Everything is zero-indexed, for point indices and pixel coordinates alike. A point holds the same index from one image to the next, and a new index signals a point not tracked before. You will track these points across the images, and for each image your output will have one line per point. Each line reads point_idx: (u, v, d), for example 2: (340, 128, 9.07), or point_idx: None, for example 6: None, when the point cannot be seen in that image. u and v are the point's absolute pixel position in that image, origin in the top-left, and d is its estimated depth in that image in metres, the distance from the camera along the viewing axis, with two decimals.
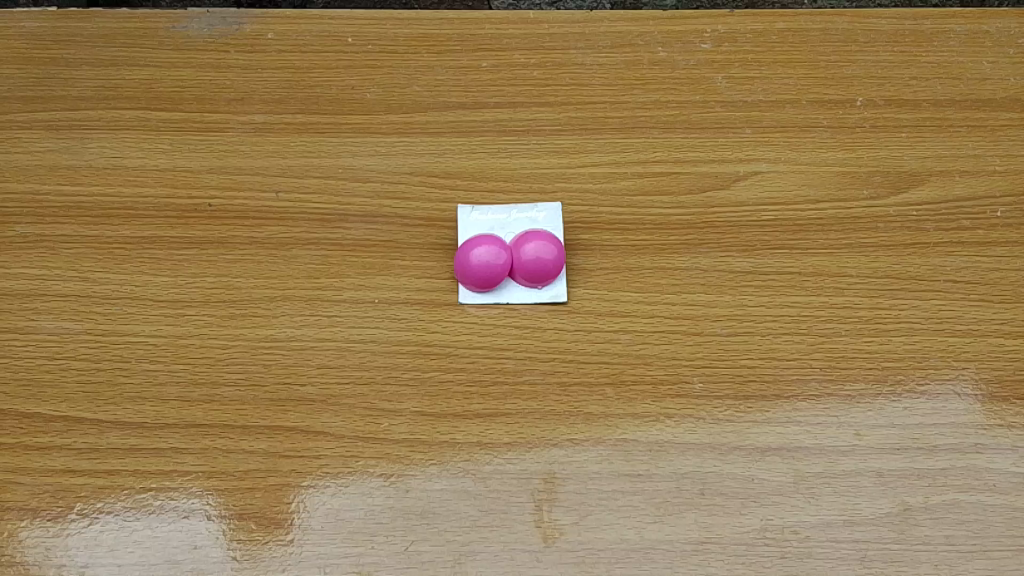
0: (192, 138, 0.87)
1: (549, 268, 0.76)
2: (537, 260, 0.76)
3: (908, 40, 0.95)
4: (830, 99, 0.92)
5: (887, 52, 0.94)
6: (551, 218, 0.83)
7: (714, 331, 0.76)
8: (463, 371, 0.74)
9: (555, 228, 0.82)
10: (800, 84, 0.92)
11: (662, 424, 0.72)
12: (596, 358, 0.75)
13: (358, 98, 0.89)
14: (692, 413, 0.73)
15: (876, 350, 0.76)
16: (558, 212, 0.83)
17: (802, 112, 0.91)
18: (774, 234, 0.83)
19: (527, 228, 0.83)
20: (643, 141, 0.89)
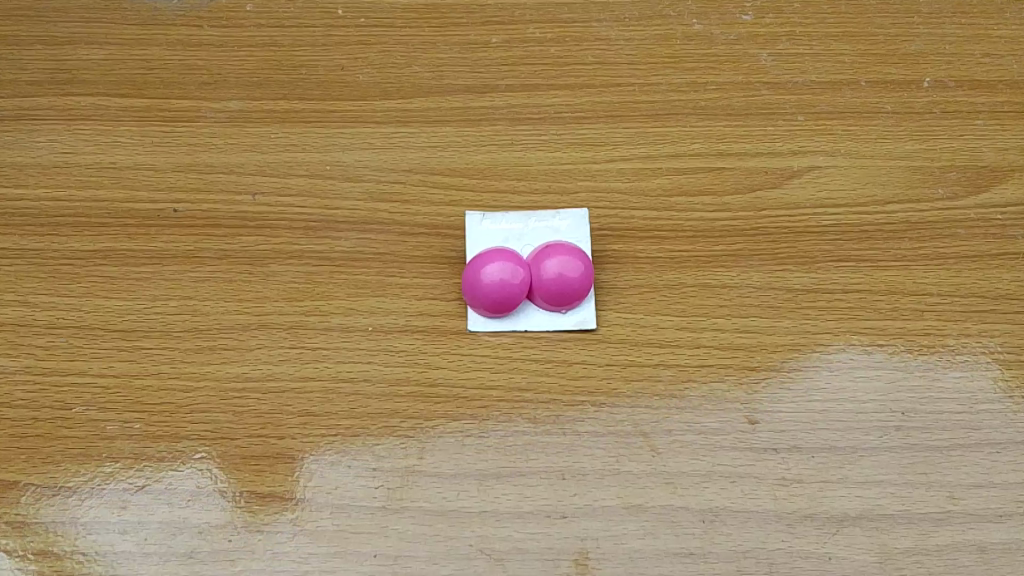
0: (154, 130, 0.75)
1: (574, 287, 0.64)
2: (560, 277, 0.64)
3: (979, 11, 0.82)
4: (892, 81, 0.79)
5: (955, 25, 0.81)
6: (575, 228, 0.70)
7: (770, 366, 0.64)
8: (472, 417, 0.62)
9: (581, 239, 0.70)
10: (857, 62, 0.79)
11: (716, 487, 0.60)
12: (632, 400, 0.62)
13: (346, 80, 0.77)
14: (753, 474, 0.60)
15: (964, 389, 0.64)
16: (584, 220, 0.70)
17: (861, 96, 0.78)
18: (835, 243, 0.71)
19: (547, 240, 0.70)
20: (679, 131, 0.76)
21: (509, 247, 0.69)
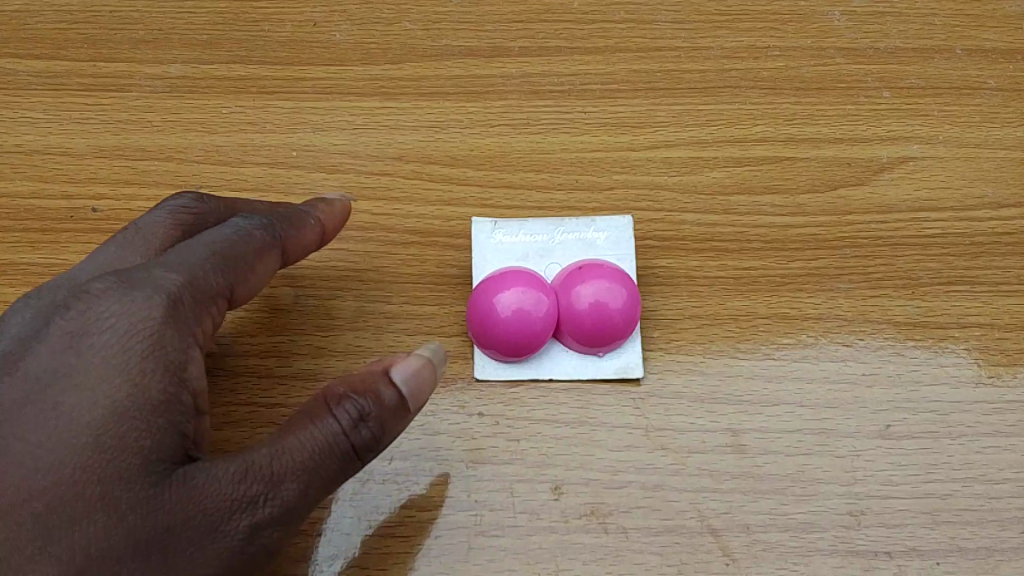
0: (72, 102, 0.59)
1: (617, 320, 0.48)
2: (598, 306, 0.48)
3: None
4: (993, 49, 0.62)
5: None
6: (615, 242, 0.54)
7: (873, 432, 0.49)
8: (481, 507, 0.47)
9: (622, 257, 0.54)
10: (949, 23, 0.62)
11: None
12: (693, 481, 0.47)
13: (316, 39, 0.60)
14: None
15: None
16: (627, 232, 0.54)
17: (957, 67, 0.61)
18: (942, 260, 0.55)
19: (579, 258, 0.54)
20: (737, 109, 0.59)
21: (528, 267, 0.54)
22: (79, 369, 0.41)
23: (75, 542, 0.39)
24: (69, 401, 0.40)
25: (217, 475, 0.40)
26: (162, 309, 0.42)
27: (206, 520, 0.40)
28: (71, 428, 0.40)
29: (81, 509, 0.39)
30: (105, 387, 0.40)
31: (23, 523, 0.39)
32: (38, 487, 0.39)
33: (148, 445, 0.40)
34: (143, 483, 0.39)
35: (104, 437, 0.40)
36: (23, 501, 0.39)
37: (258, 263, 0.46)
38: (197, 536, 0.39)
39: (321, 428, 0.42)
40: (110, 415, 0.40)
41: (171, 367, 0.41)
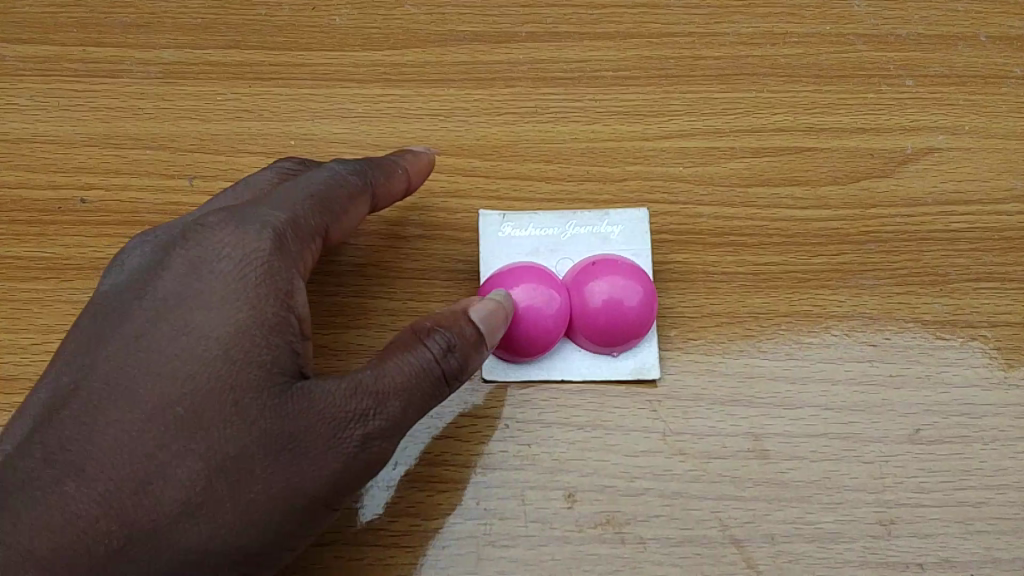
0: (60, 87, 0.56)
1: (632, 318, 0.46)
2: (612, 303, 0.46)
3: None
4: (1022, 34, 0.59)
5: None
6: (630, 236, 0.51)
7: (902, 437, 0.46)
8: (491, 515, 0.44)
9: (638, 253, 0.51)
10: (976, 7, 0.59)
11: None
12: (714, 487, 0.45)
13: (314, 23, 0.57)
14: None
15: None
16: (643, 226, 0.52)
17: (980, 57, 0.58)
18: (969, 256, 0.53)
19: (592, 253, 0.51)
20: (755, 97, 0.57)
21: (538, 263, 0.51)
22: (200, 289, 0.41)
23: (206, 451, 0.39)
24: (192, 319, 0.41)
25: (326, 391, 0.41)
26: (270, 239, 0.42)
27: (320, 431, 0.40)
28: (193, 348, 0.40)
29: (209, 420, 0.40)
30: (226, 306, 0.41)
31: (152, 436, 0.40)
32: (165, 401, 0.40)
33: (268, 360, 0.40)
34: (264, 394, 0.40)
35: (227, 352, 0.40)
36: (152, 415, 0.40)
37: (353, 205, 0.46)
38: (314, 445, 0.40)
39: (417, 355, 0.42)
40: (230, 333, 0.40)
41: (281, 292, 0.41)
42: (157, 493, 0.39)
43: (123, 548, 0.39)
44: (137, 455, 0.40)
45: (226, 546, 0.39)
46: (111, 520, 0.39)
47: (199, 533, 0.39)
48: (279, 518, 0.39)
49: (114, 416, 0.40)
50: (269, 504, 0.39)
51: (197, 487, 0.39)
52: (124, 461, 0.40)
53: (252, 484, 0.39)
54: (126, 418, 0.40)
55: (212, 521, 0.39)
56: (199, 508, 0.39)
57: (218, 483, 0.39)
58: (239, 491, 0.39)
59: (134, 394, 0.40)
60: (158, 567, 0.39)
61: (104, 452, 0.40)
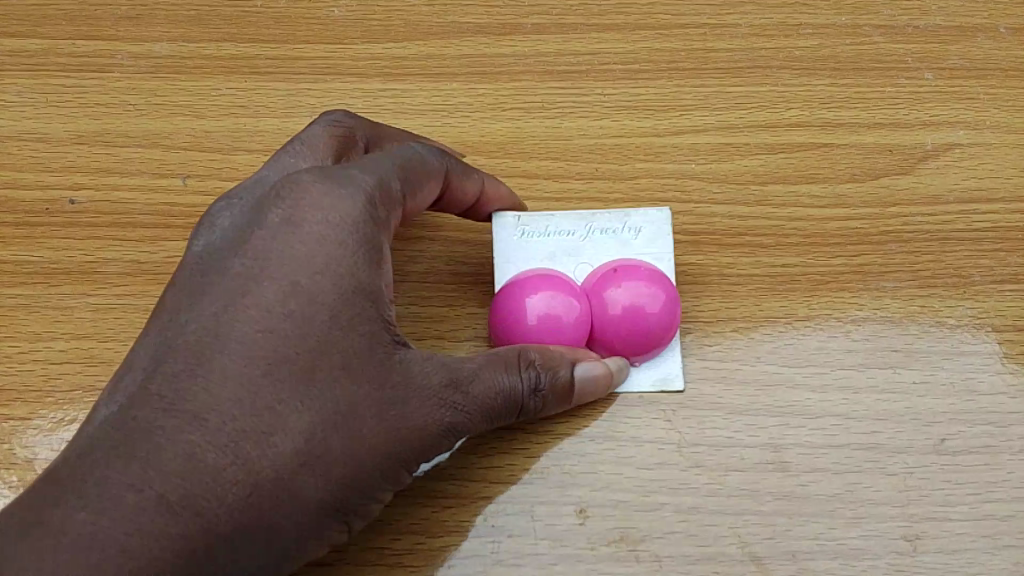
0: (48, 83, 0.54)
1: (654, 327, 0.44)
2: (633, 311, 0.44)
3: None
4: None
5: None
6: (652, 239, 0.48)
7: (928, 448, 0.45)
8: (499, 533, 0.43)
9: (660, 257, 0.48)
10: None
11: None
12: (732, 502, 0.43)
13: (312, 15, 0.55)
14: None
15: None
16: (666, 228, 0.48)
17: (1005, 46, 0.56)
18: (993, 256, 0.51)
19: (611, 258, 0.48)
20: (769, 91, 0.55)
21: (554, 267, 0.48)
22: (308, 242, 0.39)
23: (324, 406, 0.37)
24: (300, 275, 0.38)
25: (429, 363, 0.40)
26: (367, 203, 0.40)
27: (425, 402, 0.39)
28: (301, 304, 0.38)
29: (324, 376, 0.38)
30: (339, 263, 0.39)
31: (267, 390, 0.37)
32: (281, 354, 0.37)
33: (370, 330, 0.39)
34: (376, 355, 0.39)
35: (340, 310, 0.38)
36: (267, 368, 0.37)
37: (428, 187, 0.44)
38: (420, 413, 0.39)
39: (520, 371, 0.41)
40: (343, 291, 0.38)
41: (376, 259, 0.40)
42: (275, 448, 0.37)
43: (243, 501, 0.36)
44: (252, 409, 0.37)
45: (339, 500, 0.38)
46: (230, 472, 0.36)
47: (318, 485, 0.37)
48: (385, 476, 0.39)
49: (224, 368, 0.37)
50: (379, 463, 0.38)
51: (315, 444, 0.37)
52: (239, 414, 0.37)
53: (366, 445, 0.38)
54: (238, 370, 0.37)
55: (326, 477, 0.37)
56: (315, 463, 0.37)
57: (335, 438, 0.37)
58: (353, 448, 0.37)
59: (246, 346, 0.37)
60: (276, 521, 0.36)
61: (217, 405, 0.37)
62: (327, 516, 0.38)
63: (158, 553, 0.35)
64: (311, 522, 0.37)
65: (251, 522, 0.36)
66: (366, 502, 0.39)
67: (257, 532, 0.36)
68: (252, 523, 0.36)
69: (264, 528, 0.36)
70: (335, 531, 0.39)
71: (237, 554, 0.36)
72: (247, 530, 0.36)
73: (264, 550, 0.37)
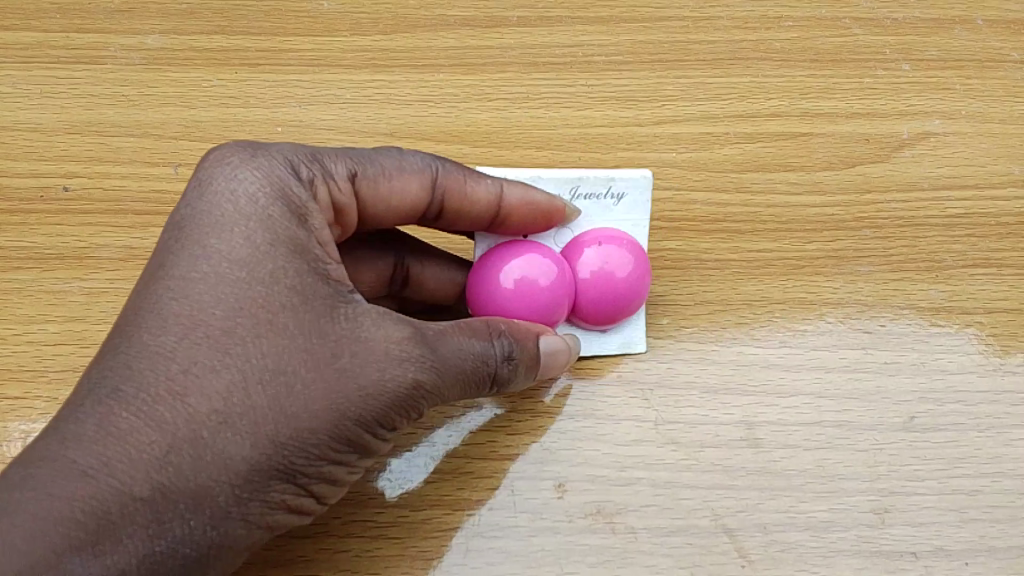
0: (44, 76, 0.56)
1: (625, 278, 0.45)
2: (603, 278, 0.45)
3: None
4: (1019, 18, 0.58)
5: None
6: (631, 207, 0.47)
7: (896, 424, 0.46)
8: (480, 506, 0.44)
9: (637, 223, 0.48)
10: None
11: None
12: (706, 479, 0.45)
13: (301, 8, 0.57)
14: None
15: None
16: (646, 195, 0.47)
17: (977, 43, 0.58)
18: (966, 241, 0.52)
19: (590, 222, 0.48)
20: (749, 81, 0.56)
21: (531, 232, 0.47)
22: (230, 204, 0.38)
23: (246, 360, 0.36)
24: (214, 237, 0.37)
25: (376, 320, 0.38)
26: (288, 166, 0.40)
27: (367, 356, 0.37)
28: (218, 264, 0.37)
29: (245, 333, 0.36)
30: (256, 222, 0.38)
31: (182, 352, 0.36)
32: (197, 316, 0.36)
33: (297, 283, 0.37)
34: (311, 312, 0.37)
35: (258, 266, 0.37)
36: (184, 331, 0.36)
37: (398, 177, 0.42)
38: (362, 369, 0.37)
39: (473, 339, 0.40)
40: (262, 246, 0.37)
41: (295, 213, 0.38)
42: (194, 406, 0.35)
43: (163, 463, 0.34)
44: (166, 372, 0.35)
45: (273, 458, 0.35)
46: (148, 434, 0.34)
47: (247, 441, 0.35)
48: (327, 433, 0.36)
49: (139, 337, 0.36)
50: (317, 420, 0.36)
51: (236, 399, 0.35)
52: (153, 377, 0.35)
53: (298, 398, 0.36)
54: (153, 337, 0.36)
55: (253, 433, 0.35)
56: (238, 420, 0.35)
57: (262, 395, 0.35)
58: (283, 402, 0.36)
59: (164, 311, 0.36)
60: (201, 480, 0.34)
61: (133, 370, 0.35)
62: (263, 476, 0.35)
63: (71, 513, 0.33)
64: (247, 483, 0.35)
65: (174, 484, 0.34)
66: (313, 463, 0.37)
67: (180, 492, 0.34)
68: (172, 486, 0.34)
69: (190, 488, 0.34)
70: (278, 494, 0.36)
71: (163, 519, 0.34)
72: (169, 492, 0.34)
73: (192, 513, 0.34)
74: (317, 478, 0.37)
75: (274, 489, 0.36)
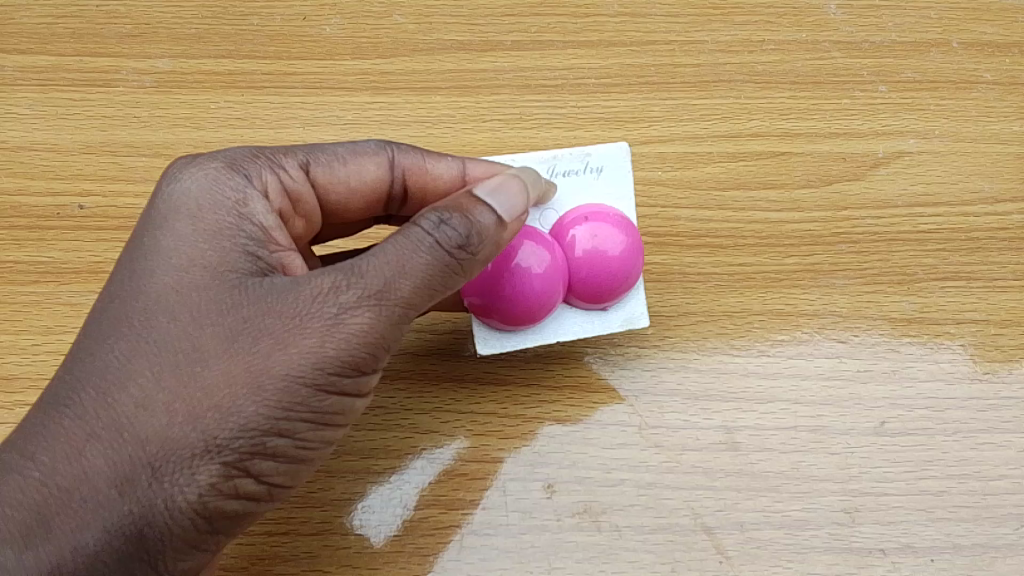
0: (59, 98, 0.58)
1: (609, 246, 0.47)
2: (595, 253, 0.46)
3: None
4: (990, 41, 0.61)
5: None
6: (612, 179, 0.49)
7: (868, 429, 0.49)
8: (473, 506, 0.47)
9: (622, 197, 0.49)
10: (943, 19, 0.61)
11: None
12: (687, 482, 0.47)
13: (305, 33, 0.60)
14: None
15: None
16: (624, 166, 0.49)
17: (953, 62, 0.60)
18: (937, 255, 0.55)
19: (576, 202, 0.49)
20: (732, 103, 0.59)
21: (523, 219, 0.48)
22: (156, 205, 0.41)
23: (162, 341, 0.37)
24: (143, 237, 0.40)
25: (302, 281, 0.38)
26: (227, 161, 0.42)
27: (288, 300, 0.37)
28: (142, 260, 0.39)
29: (164, 319, 0.38)
30: (180, 210, 0.40)
31: (108, 347, 0.38)
32: (123, 311, 0.38)
33: (217, 264, 0.39)
34: (229, 289, 0.38)
35: (179, 255, 0.39)
36: (112, 326, 0.38)
37: (353, 163, 0.45)
38: (281, 320, 0.37)
39: (399, 232, 0.38)
40: (182, 236, 0.39)
41: (234, 199, 0.40)
42: (116, 394, 0.37)
43: (88, 452, 0.36)
44: (91, 367, 0.38)
45: (193, 434, 0.36)
46: (76, 426, 0.37)
47: (165, 419, 0.36)
48: (251, 399, 0.36)
49: (78, 340, 0.39)
50: (235, 391, 0.36)
51: (151, 382, 0.36)
52: (81, 374, 0.38)
53: (211, 372, 0.36)
54: (88, 339, 0.38)
55: (167, 413, 0.36)
56: (151, 402, 0.36)
57: (177, 373, 0.36)
58: (199, 376, 0.36)
59: (98, 314, 0.39)
60: (117, 464, 0.36)
61: (70, 373, 0.38)
62: (182, 453, 0.36)
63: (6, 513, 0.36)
64: (166, 463, 0.36)
65: (97, 469, 0.36)
66: (239, 438, 0.36)
67: (102, 481, 0.36)
68: (97, 473, 0.36)
69: (111, 472, 0.36)
70: (207, 474, 0.36)
71: (93, 505, 0.36)
72: (91, 479, 0.36)
73: (115, 499, 0.36)
74: (249, 455, 0.37)
75: (200, 469, 0.36)
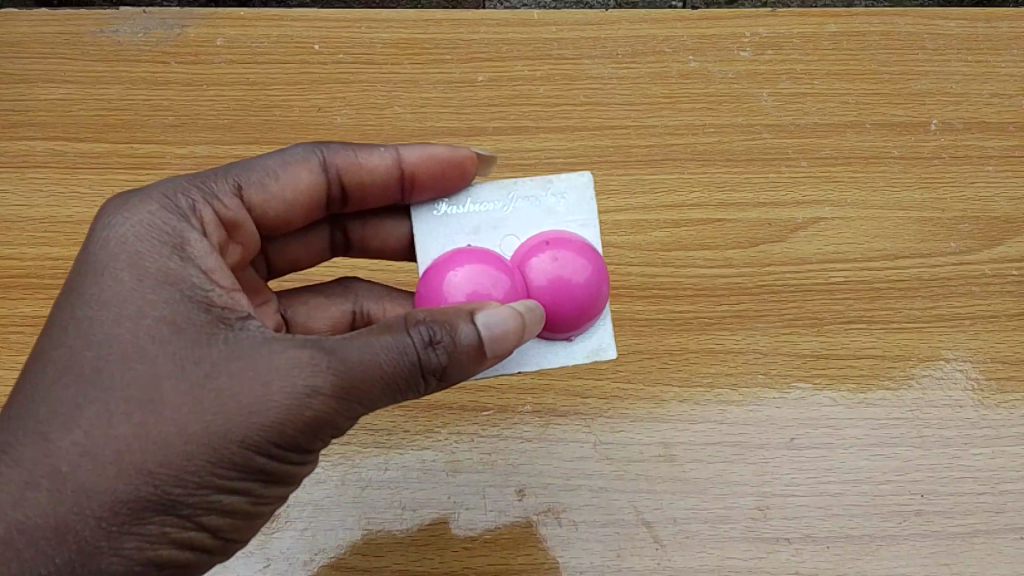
0: (115, 179, 0.71)
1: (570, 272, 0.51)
2: (556, 278, 0.51)
3: (984, 46, 0.76)
4: (897, 122, 0.73)
5: (960, 62, 0.75)
6: (575, 205, 0.55)
7: (780, 444, 0.61)
8: (458, 507, 0.59)
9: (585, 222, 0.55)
10: (859, 104, 0.73)
11: None
12: (631, 486, 0.59)
13: (321, 123, 0.72)
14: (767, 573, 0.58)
15: (970, 469, 0.62)
16: (585, 193, 0.55)
17: (864, 140, 0.72)
18: (844, 303, 0.66)
19: (541, 226, 0.55)
20: (677, 177, 0.70)
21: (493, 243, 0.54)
22: (102, 260, 0.46)
23: (113, 396, 0.42)
24: (90, 291, 0.45)
25: (255, 346, 0.44)
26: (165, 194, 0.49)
27: (240, 365, 0.43)
28: (92, 319, 0.44)
29: (113, 375, 0.43)
30: (122, 267, 0.45)
31: (59, 400, 0.42)
32: (73, 367, 0.43)
33: (167, 321, 0.44)
34: (180, 348, 0.44)
35: (128, 314, 0.44)
36: (60, 380, 0.43)
37: (284, 174, 0.54)
38: (235, 382, 0.43)
39: (392, 335, 0.44)
40: (129, 293, 0.45)
41: (169, 228, 0.48)
42: (63, 445, 0.41)
43: (24, 503, 0.41)
44: (42, 418, 0.42)
45: (141, 486, 0.41)
46: (17, 476, 0.41)
47: (112, 472, 0.41)
48: (203, 459, 0.42)
49: (28, 392, 0.43)
50: (190, 447, 0.42)
51: (99, 435, 0.41)
52: (31, 426, 0.42)
53: (164, 428, 0.42)
54: (37, 392, 0.43)
55: (116, 464, 0.41)
56: (99, 455, 0.41)
57: (127, 426, 0.42)
58: (148, 430, 0.42)
59: (47, 369, 0.43)
60: (63, 513, 0.41)
61: (19, 424, 0.43)
62: (132, 507, 0.41)
63: None
64: (113, 513, 0.41)
65: (41, 517, 0.41)
66: (188, 492, 0.42)
67: (43, 528, 0.41)
68: (38, 521, 0.41)
69: (55, 521, 0.41)
70: (156, 524, 0.42)
71: (34, 551, 0.40)
72: (32, 525, 0.41)
73: (55, 547, 0.40)
74: (199, 508, 0.42)
75: (147, 518, 0.41)
